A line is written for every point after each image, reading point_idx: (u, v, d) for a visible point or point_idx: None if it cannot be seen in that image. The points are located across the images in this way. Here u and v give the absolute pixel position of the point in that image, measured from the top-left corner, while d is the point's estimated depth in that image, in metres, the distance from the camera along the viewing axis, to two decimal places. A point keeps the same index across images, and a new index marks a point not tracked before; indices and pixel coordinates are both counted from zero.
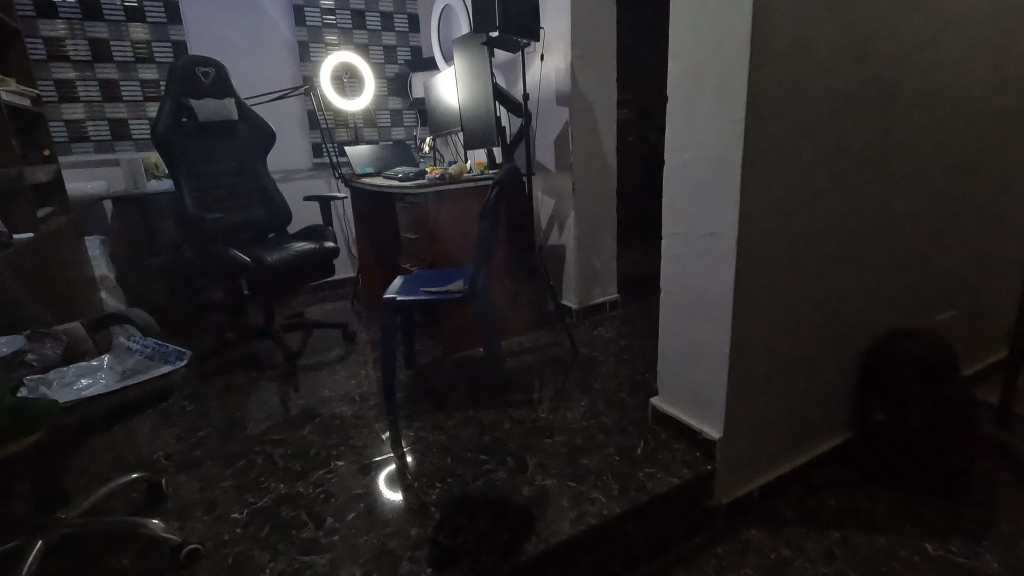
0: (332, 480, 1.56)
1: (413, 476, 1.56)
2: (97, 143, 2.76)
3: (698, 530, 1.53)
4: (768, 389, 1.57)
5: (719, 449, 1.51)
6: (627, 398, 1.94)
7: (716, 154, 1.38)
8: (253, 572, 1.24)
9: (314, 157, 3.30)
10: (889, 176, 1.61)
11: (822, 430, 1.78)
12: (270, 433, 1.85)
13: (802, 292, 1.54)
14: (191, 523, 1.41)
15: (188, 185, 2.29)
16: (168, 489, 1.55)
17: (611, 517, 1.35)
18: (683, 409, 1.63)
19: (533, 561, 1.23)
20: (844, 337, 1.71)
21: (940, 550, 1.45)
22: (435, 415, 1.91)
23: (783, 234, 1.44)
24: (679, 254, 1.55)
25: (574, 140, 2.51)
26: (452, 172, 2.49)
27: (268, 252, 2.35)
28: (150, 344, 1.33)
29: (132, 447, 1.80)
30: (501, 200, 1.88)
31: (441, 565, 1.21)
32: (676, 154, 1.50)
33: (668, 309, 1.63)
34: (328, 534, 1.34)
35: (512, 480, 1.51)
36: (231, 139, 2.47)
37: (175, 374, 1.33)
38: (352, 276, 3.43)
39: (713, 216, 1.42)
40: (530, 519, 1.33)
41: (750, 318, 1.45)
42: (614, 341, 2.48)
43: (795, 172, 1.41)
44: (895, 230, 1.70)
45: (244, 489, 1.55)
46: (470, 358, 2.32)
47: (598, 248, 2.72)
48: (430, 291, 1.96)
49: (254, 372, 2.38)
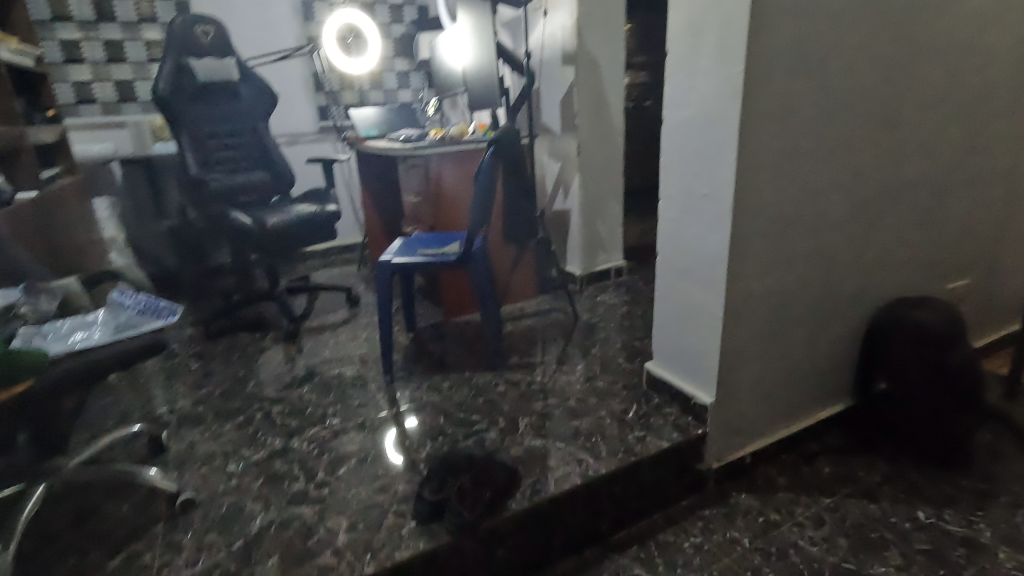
0: (326, 437, 1.59)
1: (405, 434, 1.59)
2: (104, 105, 2.77)
3: (687, 493, 1.53)
4: (764, 355, 1.54)
5: (711, 414, 1.50)
6: (623, 363, 1.93)
7: (715, 111, 1.32)
8: (245, 520, 1.27)
9: (319, 119, 3.27)
10: (901, 136, 1.54)
11: (820, 397, 1.75)
12: (270, 391, 1.89)
13: (803, 257, 1.50)
14: (188, 474, 1.45)
15: (189, 146, 2.29)
16: (168, 443, 1.60)
17: (597, 478, 1.36)
18: (677, 373, 1.62)
19: (516, 518, 1.24)
20: (847, 304, 1.67)
21: (932, 519, 1.43)
22: (431, 376, 1.93)
23: (784, 195, 1.39)
24: (676, 216, 1.51)
25: (579, 101, 2.44)
26: (454, 134, 2.44)
27: (270, 214, 2.36)
28: (142, 300, 1.36)
29: (138, 403, 1.86)
30: (497, 160, 1.84)
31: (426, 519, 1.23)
32: (675, 112, 1.45)
33: (664, 272, 1.60)
34: (318, 488, 1.37)
35: (502, 440, 1.52)
36: (233, 100, 2.45)
37: (168, 329, 1.34)
38: (359, 240, 3.43)
39: (710, 176, 1.37)
40: (516, 478, 1.34)
41: (745, 282, 1.42)
42: (616, 308, 2.46)
43: (799, 128, 1.35)
44: (905, 193, 1.63)
45: (242, 443, 1.59)
46: (470, 322, 2.32)
47: (603, 214, 2.68)
48: (427, 254, 1.94)
49: (259, 333, 2.42)
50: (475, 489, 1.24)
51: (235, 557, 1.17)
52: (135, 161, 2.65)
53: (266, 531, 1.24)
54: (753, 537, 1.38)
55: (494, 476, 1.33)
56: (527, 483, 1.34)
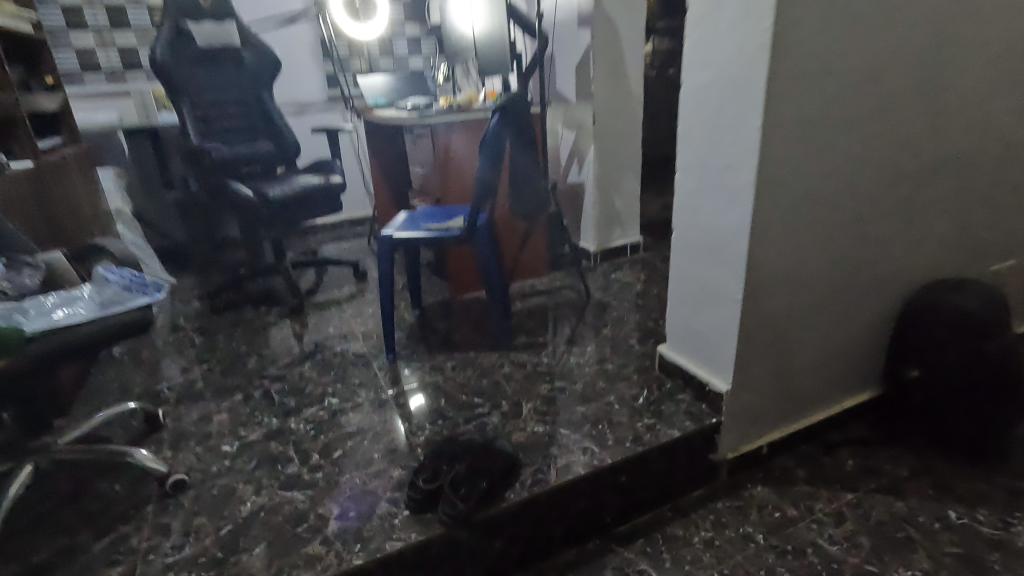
0: (324, 417, 1.55)
1: (404, 417, 1.53)
2: (109, 73, 2.70)
3: (698, 484, 1.46)
4: (786, 340, 1.43)
5: (726, 402, 1.41)
6: (636, 345, 1.84)
7: (738, 73, 1.19)
8: (236, 504, 1.24)
9: (328, 88, 3.17)
10: (947, 100, 1.39)
11: (846, 385, 1.64)
12: (271, 369, 1.85)
13: (832, 234, 1.38)
14: (183, 454, 1.42)
15: (189, 115, 2.22)
16: (166, 420, 1.57)
17: (603, 468, 1.29)
18: (690, 357, 1.53)
19: (514, 509, 1.18)
20: (879, 286, 1.54)
21: (964, 519, 1.33)
22: (435, 356, 1.86)
23: (813, 167, 1.27)
24: (692, 190, 1.40)
25: (595, 66, 2.30)
26: (463, 102, 2.33)
27: (273, 186, 2.30)
28: (128, 276, 1.31)
29: (140, 378, 1.84)
30: (502, 129, 1.73)
31: (420, 508, 1.18)
32: (693, 74, 1.32)
33: (679, 250, 1.50)
34: (312, 471, 1.33)
35: (504, 425, 1.45)
36: (235, 66, 2.36)
37: (156, 306, 1.29)
38: (369, 214, 3.36)
39: (731, 145, 1.25)
40: (516, 467, 1.27)
41: (767, 262, 1.30)
42: (630, 286, 2.35)
43: (832, 92, 1.21)
44: (949, 165, 1.49)
45: (239, 422, 1.55)
46: (478, 299, 2.24)
47: (620, 187, 2.55)
48: (430, 228, 1.86)
49: (265, 307, 2.38)
50: (471, 479, 1.18)
51: (222, 543, 1.13)
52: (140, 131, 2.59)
53: (256, 515, 1.20)
54: (768, 533, 1.30)
55: (493, 464, 1.27)
56: (528, 472, 1.27)
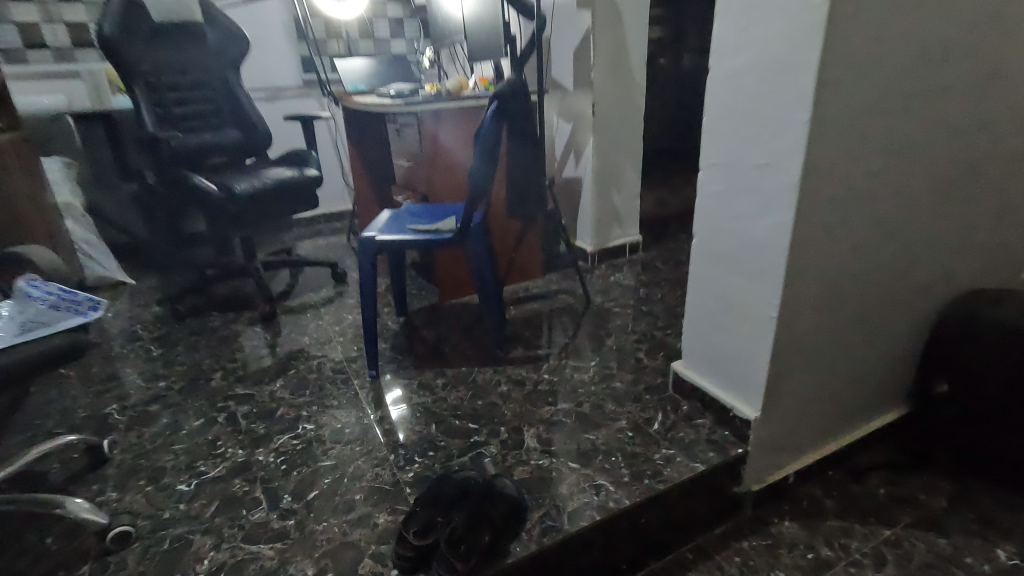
0: (297, 448, 1.36)
1: (389, 446, 1.34)
2: (56, 51, 2.44)
3: (720, 520, 1.31)
4: (818, 360, 1.28)
5: (754, 431, 1.25)
6: (644, 358, 1.68)
7: (781, 57, 1.02)
8: (190, 562, 1.05)
9: (303, 72, 2.93)
10: (1000, 92, 1.24)
11: (873, 406, 1.51)
12: (237, 386, 1.65)
13: (873, 245, 1.23)
14: (130, 495, 1.22)
15: (144, 98, 1.99)
16: (112, 452, 1.36)
17: (620, 512, 1.12)
18: (711, 378, 1.37)
19: (521, 566, 1.02)
20: (915, 297, 1.40)
21: (1015, 560, 1.20)
22: (423, 371, 1.68)
23: (859, 170, 1.11)
24: (718, 192, 1.23)
25: (596, 52, 2.11)
26: (451, 89, 2.13)
27: (240, 179, 2.07)
28: (55, 292, 1.09)
29: (86, 398, 1.62)
30: (500, 119, 1.54)
31: (411, 568, 1.01)
32: (724, 59, 1.15)
33: (699, 259, 1.33)
34: (282, 518, 1.14)
35: (503, 458, 1.28)
36: (197, 45, 2.12)
37: (92, 328, 1.08)
38: (348, 208, 3.14)
39: (769, 141, 1.08)
40: (521, 512, 1.11)
41: (806, 274, 1.14)
42: (632, 290, 2.19)
43: (886, 80, 1.05)
44: (996, 164, 1.34)
45: (198, 454, 1.35)
46: (468, 305, 2.06)
47: (619, 183, 2.38)
48: (418, 229, 1.66)
49: (233, 313, 2.17)
50: (471, 532, 1.01)
51: None
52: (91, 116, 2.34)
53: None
54: None
55: (495, 510, 1.10)
56: (533, 519, 1.11)
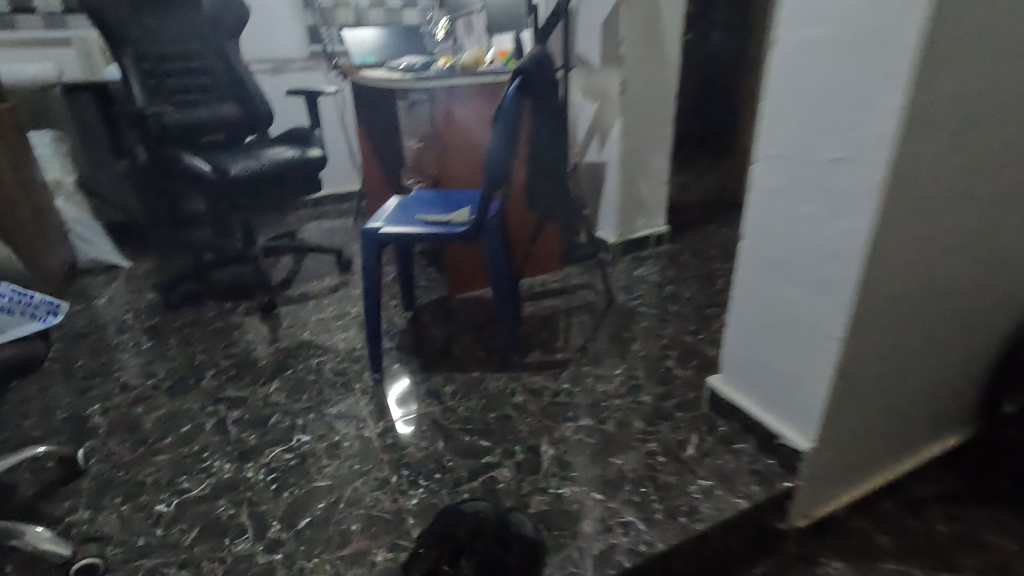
0: (290, 464, 1.23)
1: (391, 465, 1.21)
2: (45, 17, 2.24)
3: (760, 559, 1.16)
4: (884, 384, 1.12)
5: (805, 463, 1.10)
6: (675, 368, 1.52)
7: (870, 27, 0.84)
8: None
9: (309, 43, 2.75)
10: None
11: (938, 429, 1.33)
12: (229, 388, 1.51)
13: (959, 255, 1.05)
14: (103, 516, 1.10)
15: (133, 69, 1.83)
16: (89, 463, 1.24)
17: (651, 558, 0.98)
18: (754, 398, 1.21)
19: None
20: (996, 310, 1.22)
21: None
22: (430, 376, 1.53)
23: (955, 165, 0.93)
24: (776, 189, 1.06)
25: (627, 24, 1.91)
26: (467, 63, 1.94)
27: (236, 159, 1.92)
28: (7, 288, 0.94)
29: (67, 397, 1.50)
30: (521, 98, 1.36)
31: None
32: (793, 30, 0.96)
33: (748, 264, 1.16)
34: (268, 552, 1.01)
35: (519, 485, 1.14)
36: (192, 12, 1.95)
37: (49, 335, 0.95)
38: (356, 189, 2.98)
39: (847, 131, 0.90)
40: (538, 556, 0.96)
41: (880, 289, 0.97)
42: (658, 287, 2.02)
43: (997, 55, 0.86)
44: None
45: (181, 467, 1.23)
46: (481, 300, 1.90)
47: (647, 169, 2.19)
48: (427, 220, 1.50)
49: (230, 302, 2.03)
50: None
51: None
52: (82, 89, 2.19)
53: None
54: None
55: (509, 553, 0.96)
56: (554, 566, 0.97)
